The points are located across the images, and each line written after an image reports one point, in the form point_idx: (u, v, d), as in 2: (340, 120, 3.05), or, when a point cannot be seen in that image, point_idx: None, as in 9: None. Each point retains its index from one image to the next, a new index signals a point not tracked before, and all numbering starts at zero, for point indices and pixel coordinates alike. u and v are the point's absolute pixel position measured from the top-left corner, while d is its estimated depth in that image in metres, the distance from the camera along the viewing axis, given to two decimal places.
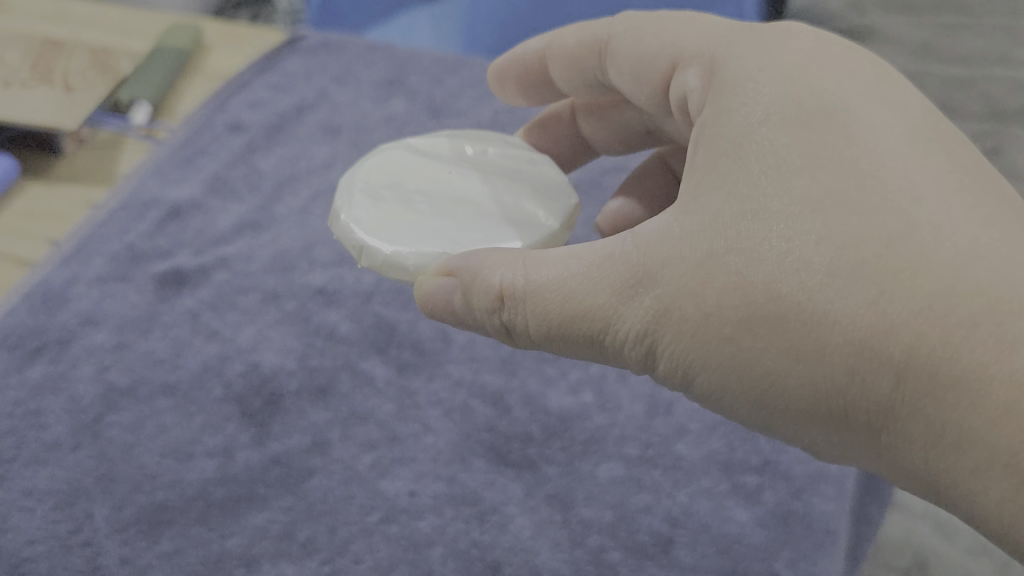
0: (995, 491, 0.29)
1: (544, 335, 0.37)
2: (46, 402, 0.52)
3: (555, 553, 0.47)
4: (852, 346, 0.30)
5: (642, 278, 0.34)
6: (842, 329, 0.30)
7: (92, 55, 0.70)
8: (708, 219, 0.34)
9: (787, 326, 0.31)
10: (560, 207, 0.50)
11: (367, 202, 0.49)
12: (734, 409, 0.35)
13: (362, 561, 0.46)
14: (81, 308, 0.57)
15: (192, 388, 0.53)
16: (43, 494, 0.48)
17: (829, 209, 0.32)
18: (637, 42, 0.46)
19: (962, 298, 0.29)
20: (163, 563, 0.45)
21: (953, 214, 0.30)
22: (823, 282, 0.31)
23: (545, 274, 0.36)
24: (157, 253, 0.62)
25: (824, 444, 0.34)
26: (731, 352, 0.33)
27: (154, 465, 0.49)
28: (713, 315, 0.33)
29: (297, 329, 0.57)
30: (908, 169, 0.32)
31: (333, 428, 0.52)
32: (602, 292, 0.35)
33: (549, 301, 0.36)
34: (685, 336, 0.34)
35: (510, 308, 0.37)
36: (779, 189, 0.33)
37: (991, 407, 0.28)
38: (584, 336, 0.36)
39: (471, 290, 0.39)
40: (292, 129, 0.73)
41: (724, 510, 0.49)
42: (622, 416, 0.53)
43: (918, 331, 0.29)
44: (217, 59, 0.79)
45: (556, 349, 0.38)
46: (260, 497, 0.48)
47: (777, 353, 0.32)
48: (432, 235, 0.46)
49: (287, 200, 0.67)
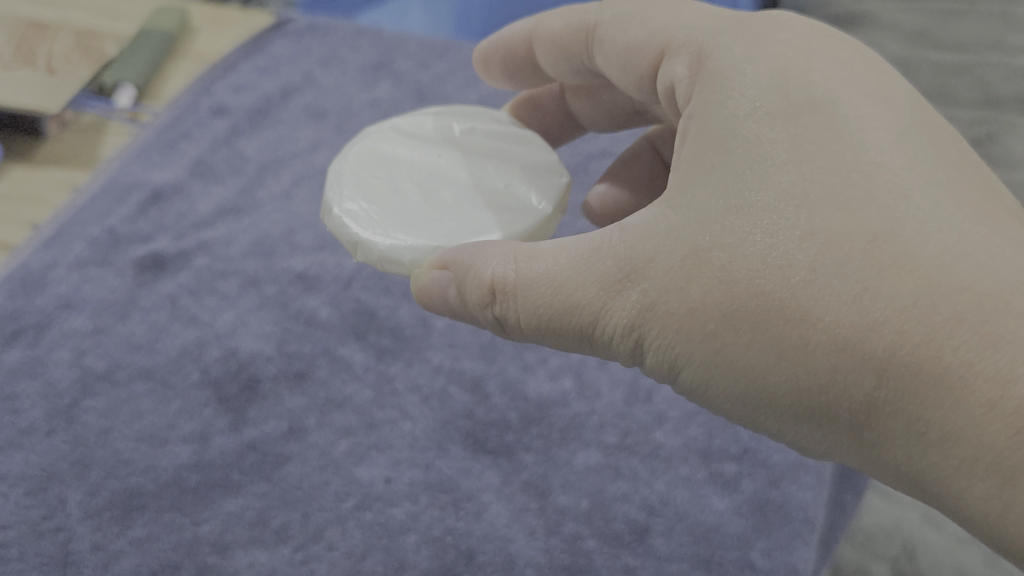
0: (979, 487, 0.28)
1: (532, 330, 0.36)
2: (22, 386, 0.53)
3: (531, 541, 0.47)
4: (836, 343, 0.30)
5: (629, 272, 0.33)
6: (826, 326, 0.30)
7: (76, 38, 0.73)
8: (693, 213, 0.33)
9: (772, 322, 0.31)
10: (553, 187, 0.46)
11: (357, 191, 0.45)
12: (720, 404, 0.34)
13: (335, 548, 0.46)
14: (59, 292, 0.59)
15: (168, 372, 0.54)
16: (17, 480, 0.49)
17: (814, 205, 0.31)
18: (625, 30, 0.43)
19: (946, 296, 0.28)
20: (134, 549, 0.46)
21: (939, 212, 0.30)
22: (808, 279, 0.30)
23: (532, 267, 0.35)
24: (137, 236, 0.64)
25: (809, 442, 0.33)
26: (716, 348, 0.32)
27: (128, 450, 0.50)
28: (699, 310, 0.32)
29: (276, 315, 0.58)
30: (895, 165, 0.31)
31: (311, 415, 0.52)
32: (589, 286, 0.34)
33: (537, 295, 0.35)
34: (671, 331, 0.33)
35: (498, 302, 0.36)
36: (766, 183, 0.32)
37: (975, 405, 0.28)
38: (571, 330, 0.35)
39: (461, 283, 0.37)
40: (277, 113, 0.76)
41: (701, 498, 0.48)
42: (601, 403, 0.53)
43: (902, 329, 0.29)
44: (204, 41, 0.82)
45: (544, 343, 0.36)
46: (234, 484, 0.49)
47: (762, 350, 0.31)
48: (423, 225, 0.43)
49: (270, 184, 0.69)
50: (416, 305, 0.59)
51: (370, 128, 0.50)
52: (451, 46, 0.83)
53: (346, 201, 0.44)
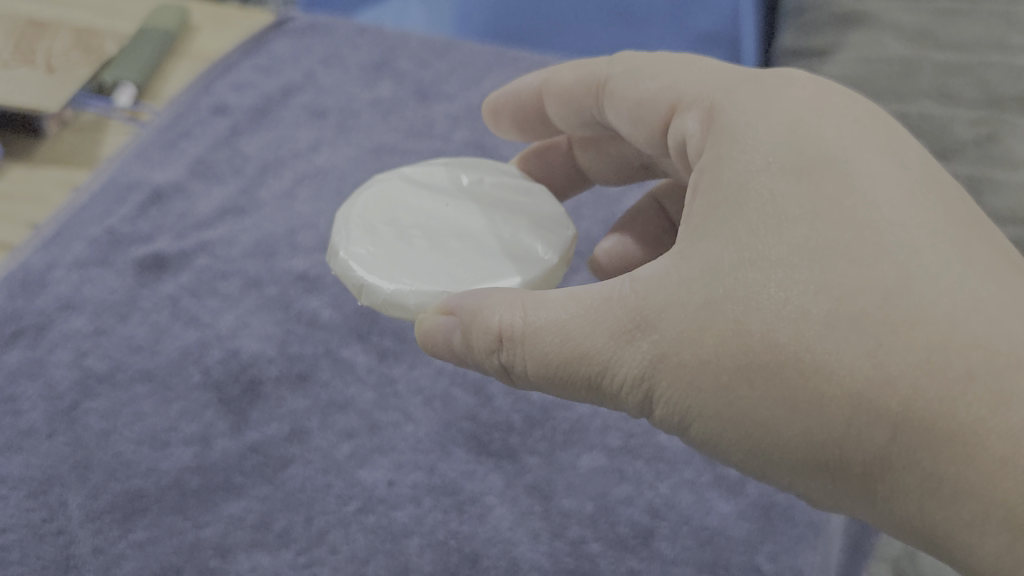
0: (991, 542, 0.28)
1: (541, 380, 0.35)
2: (22, 388, 0.53)
3: (534, 545, 0.46)
4: (850, 400, 0.29)
5: (641, 322, 0.33)
6: (840, 381, 0.29)
7: (76, 36, 0.73)
8: (706, 265, 0.33)
9: (784, 379, 0.30)
10: (559, 239, 0.46)
11: (364, 236, 0.45)
12: (728, 458, 0.33)
13: (338, 552, 0.46)
14: (60, 293, 0.58)
15: (169, 374, 0.54)
16: (17, 482, 0.48)
17: (827, 260, 0.31)
18: (636, 86, 0.43)
19: (961, 352, 0.28)
20: (136, 552, 0.45)
21: (951, 270, 0.30)
22: (822, 333, 0.30)
23: (543, 316, 0.34)
24: (137, 237, 0.63)
25: (818, 497, 0.32)
26: (728, 401, 0.31)
27: (130, 452, 0.50)
28: (712, 361, 0.31)
29: (278, 316, 0.58)
30: (908, 222, 0.31)
31: (313, 417, 0.52)
32: (600, 336, 0.33)
33: (548, 346, 0.34)
34: (683, 383, 0.32)
35: (508, 350, 0.35)
36: (779, 237, 0.32)
37: (990, 461, 0.28)
38: (581, 380, 0.34)
39: (470, 329, 0.36)
40: (277, 112, 0.76)
41: (706, 501, 0.48)
42: (605, 406, 0.53)
43: (917, 383, 0.28)
44: (204, 40, 0.82)
45: (553, 392, 0.35)
46: (236, 487, 0.48)
47: (775, 404, 0.30)
48: (429, 271, 0.43)
49: (271, 184, 0.69)
50: None
51: (380, 175, 0.50)
52: (452, 45, 0.83)
53: (353, 246, 0.44)
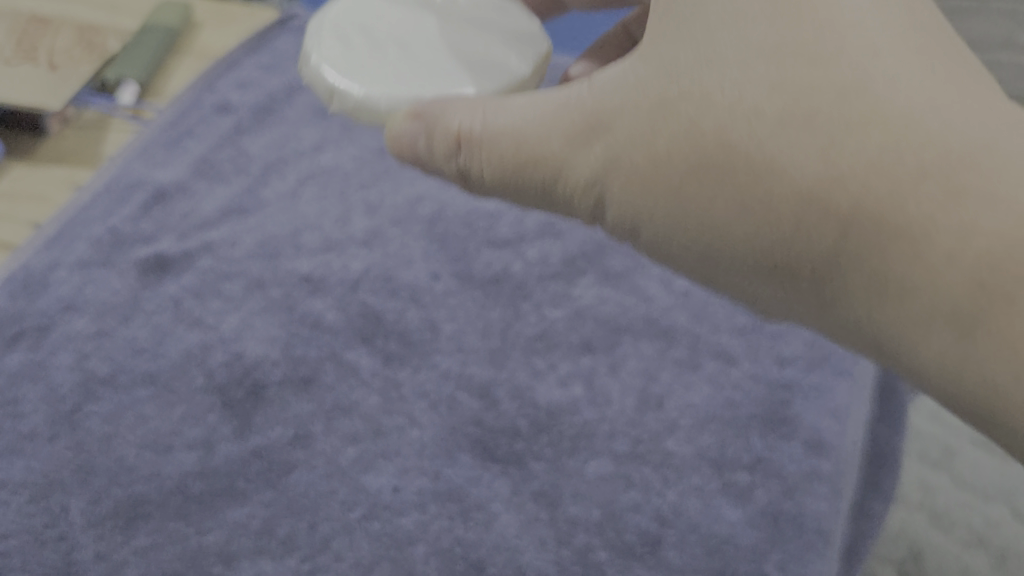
0: (936, 340, 0.25)
1: (497, 180, 0.33)
2: (24, 391, 0.52)
3: (541, 552, 0.46)
4: (794, 195, 0.27)
5: (597, 125, 0.30)
6: (788, 175, 0.27)
7: (78, 33, 0.72)
8: (662, 69, 0.30)
9: (728, 165, 0.28)
10: (535, 50, 0.41)
11: (334, 41, 0.40)
12: (684, 258, 0.31)
13: (343, 559, 0.46)
14: (62, 294, 0.58)
15: (172, 376, 0.53)
16: (18, 487, 0.48)
17: (784, 58, 0.28)
18: None
19: (915, 146, 0.25)
20: (139, 559, 0.45)
21: (912, 67, 0.27)
22: (772, 129, 0.27)
23: (501, 116, 0.32)
24: (140, 237, 0.63)
25: (776, 300, 0.30)
26: (677, 204, 0.29)
27: (132, 456, 0.49)
28: (660, 162, 0.29)
29: (282, 318, 0.57)
30: (872, 23, 0.28)
31: (318, 421, 0.51)
32: (555, 139, 0.31)
33: (502, 144, 0.32)
34: (633, 185, 0.30)
35: (466, 154, 0.33)
36: (737, 37, 0.29)
37: (935, 260, 0.24)
38: (534, 180, 0.32)
39: (426, 134, 0.33)
40: (281, 111, 0.75)
41: (714, 509, 0.47)
42: (612, 411, 0.52)
43: (864, 181, 0.25)
44: (207, 37, 0.81)
45: (513, 194, 0.33)
46: (239, 493, 0.48)
47: (726, 201, 0.28)
48: (399, 87, 0.38)
49: (274, 183, 0.68)
50: (423, 309, 0.58)
51: None
52: None
53: (325, 50, 0.40)
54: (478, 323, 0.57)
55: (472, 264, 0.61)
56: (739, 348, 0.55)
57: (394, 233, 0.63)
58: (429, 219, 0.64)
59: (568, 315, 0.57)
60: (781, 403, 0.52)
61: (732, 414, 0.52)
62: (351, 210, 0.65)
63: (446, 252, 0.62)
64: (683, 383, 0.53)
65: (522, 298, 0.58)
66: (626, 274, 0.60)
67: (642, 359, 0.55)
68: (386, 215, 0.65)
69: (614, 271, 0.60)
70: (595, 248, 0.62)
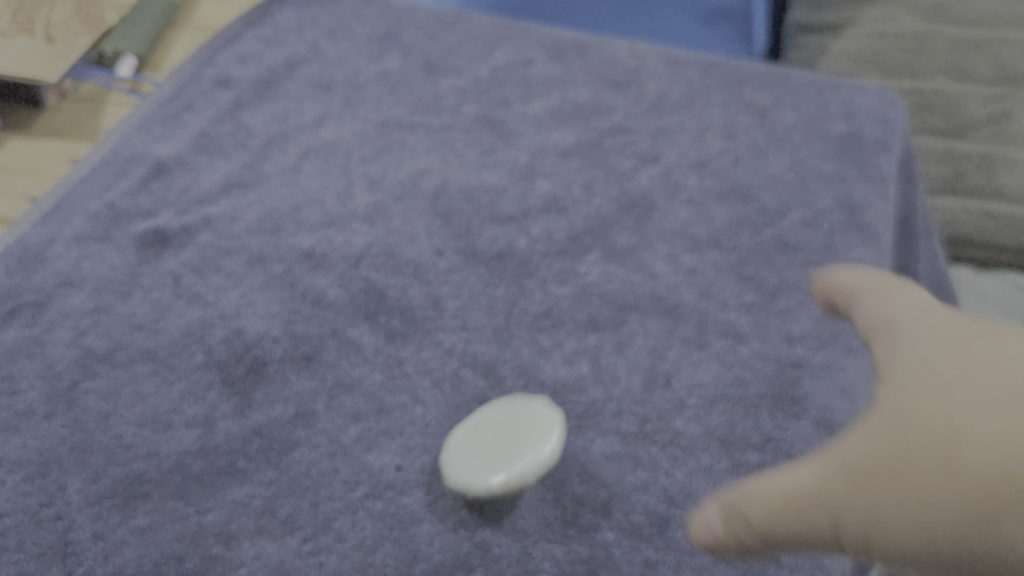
0: None
1: (759, 544, 0.33)
2: (19, 366, 0.52)
3: (547, 533, 0.45)
4: (983, 512, 0.28)
5: (847, 470, 0.31)
6: (987, 462, 0.28)
7: (76, 5, 0.73)
8: (876, 411, 0.32)
9: (949, 474, 0.29)
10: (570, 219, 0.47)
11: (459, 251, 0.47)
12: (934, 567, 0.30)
13: (345, 540, 0.44)
14: (58, 269, 0.57)
15: (171, 353, 0.53)
16: (14, 466, 0.47)
17: (988, 391, 0.30)
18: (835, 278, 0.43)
19: None
20: (137, 539, 0.44)
21: None
22: (982, 431, 0.28)
23: (757, 484, 0.33)
24: (138, 211, 0.62)
25: None
26: (911, 506, 0.29)
27: (130, 435, 0.48)
28: (894, 461, 0.30)
29: (283, 295, 0.56)
30: None
31: (319, 399, 0.50)
32: (809, 477, 0.32)
33: (767, 503, 0.33)
34: (874, 520, 0.30)
35: (735, 533, 0.34)
36: (956, 375, 0.31)
37: None
38: (799, 541, 0.32)
39: (729, 512, 0.35)
40: (282, 84, 0.74)
41: (723, 490, 0.46)
42: (618, 390, 0.51)
43: None
44: (206, 10, 0.83)
45: (780, 552, 0.33)
46: (240, 471, 0.47)
47: (946, 488, 0.29)
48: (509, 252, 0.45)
49: (275, 158, 0.66)
50: (426, 285, 0.57)
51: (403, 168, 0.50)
52: (461, 17, 0.81)
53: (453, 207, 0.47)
54: (482, 300, 0.56)
55: (476, 241, 0.60)
56: (747, 324, 0.54)
57: (396, 209, 0.62)
58: (432, 195, 0.63)
59: (574, 292, 0.56)
60: (791, 380, 0.51)
61: (741, 393, 0.51)
62: (353, 185, 0.64)
63: (450, 227, 0.61)
64: (692, 361, 0.52)
65: (526, 275, 0.57)
66: (633, 250, 0.59)
67: (649, 337, 0.54)
68: (388, 190, 0.64)
69: (620, 248, 0.59)
70: (601, 224, 0.61)
